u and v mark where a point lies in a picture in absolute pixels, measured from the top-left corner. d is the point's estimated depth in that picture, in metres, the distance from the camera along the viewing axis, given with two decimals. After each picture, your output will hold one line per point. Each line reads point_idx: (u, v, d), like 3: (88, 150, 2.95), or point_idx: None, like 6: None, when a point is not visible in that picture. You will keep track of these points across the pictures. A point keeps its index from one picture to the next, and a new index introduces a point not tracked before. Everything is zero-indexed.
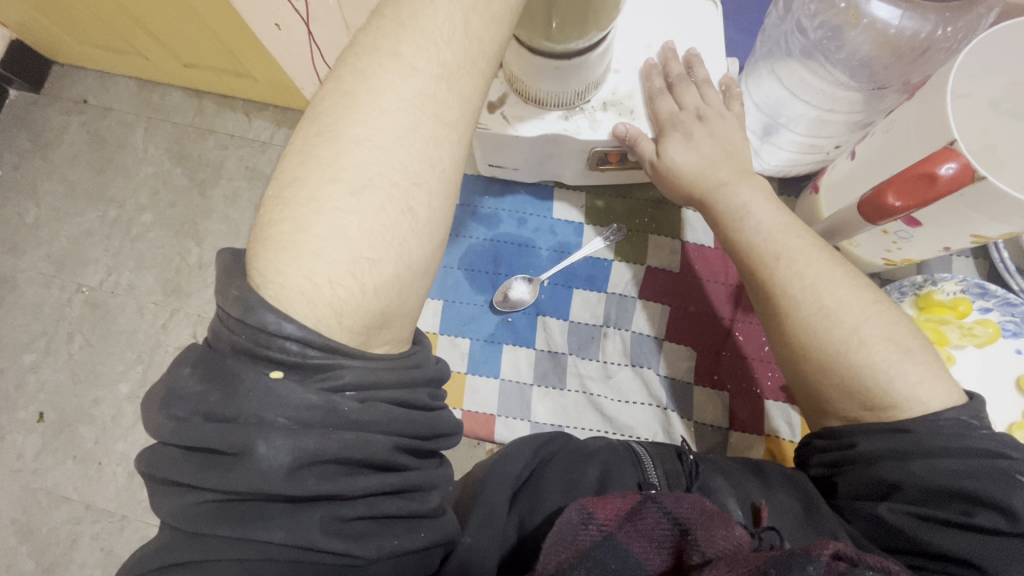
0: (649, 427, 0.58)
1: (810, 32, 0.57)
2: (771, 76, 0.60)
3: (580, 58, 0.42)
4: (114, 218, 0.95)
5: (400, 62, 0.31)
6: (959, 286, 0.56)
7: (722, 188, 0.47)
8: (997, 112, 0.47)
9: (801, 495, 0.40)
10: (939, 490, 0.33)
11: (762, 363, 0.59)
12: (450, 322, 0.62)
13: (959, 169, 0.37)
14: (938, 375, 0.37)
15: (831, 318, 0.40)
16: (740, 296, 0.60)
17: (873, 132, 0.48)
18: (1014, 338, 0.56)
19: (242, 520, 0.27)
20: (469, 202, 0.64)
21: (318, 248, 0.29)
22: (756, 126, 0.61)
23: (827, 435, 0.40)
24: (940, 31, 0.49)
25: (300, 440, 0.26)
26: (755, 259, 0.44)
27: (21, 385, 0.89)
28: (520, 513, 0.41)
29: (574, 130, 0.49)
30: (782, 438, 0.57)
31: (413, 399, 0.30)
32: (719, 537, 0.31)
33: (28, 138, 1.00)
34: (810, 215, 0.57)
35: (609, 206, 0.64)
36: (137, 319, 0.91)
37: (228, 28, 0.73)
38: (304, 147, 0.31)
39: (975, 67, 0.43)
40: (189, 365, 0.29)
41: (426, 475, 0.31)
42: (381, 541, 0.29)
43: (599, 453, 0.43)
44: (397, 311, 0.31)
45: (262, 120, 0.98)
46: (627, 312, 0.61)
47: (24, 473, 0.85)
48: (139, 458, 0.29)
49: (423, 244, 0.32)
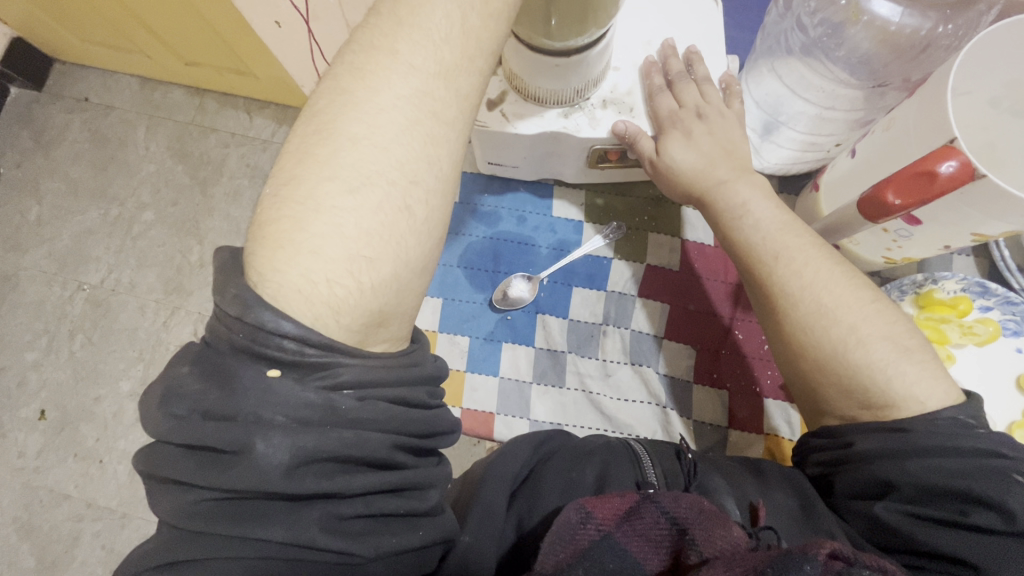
0: (648, 425, 0.58)
1: (809, 30, 0.56)
2: (771, 75, 0.60)
3: (579, 55, 0.42)
4: (115, 217, 0.95)
5: (397, 61, 0.31)
6: (960, 285, 0.55)
7: (721, 186, 0.47)
8: (997, 110, 0.47)
9: (799, 494, 0.40)
10: (936, 490, 0.33)
11: (762, 362, 0.59)
12: (449, 320, 0.62)
13: (959, 167, 0.37)
14: (936, 374, 0.37)
15: (829, 317, 0.39)
16: (740, 294, 0.60)
17: (873, 130, 0.47)
18: (1015, 337, 0.56)
19: (241, 518, 0.27)
20: (468, 200, 0.64)
21: (316, 246, 0.29)
22: (757, 124, 0.61)
23: (824, 434, 0.40)
24: (941, 29, 0.50)
25: (298, 438, 0.27)
26: (754, 257, 0.44)
27: (23, 383, 0.89)
28: (519, 511, 0.41)
29: (573, 128, 0.49)
30: (781, 437, 0.57)
31: (412, 397, 0.30)
32: (718, 536, 0.31)
33: (30, 136, 1.00)
34: (810, 213, 0.57)
35: (609, 204, 0.64)
36: (139, 317, 0.91)
37: (228, 26, 0.73)
38: (301, 146, 0.31)
39: (976, 65, 0.43)
40: (187, 364, 0.29)
41: (425, 474, 0.31)
42: (380, 539, 0.29)
43: (598, 452, 0.43)
44: (395, 310, 0.31)
45: (263, 118, 0.98)
46: (627, 311, 0.61)
47: (26, 471, 0.86)
48: (137, 457, 0.29)
49: (421, 243, 0.32)
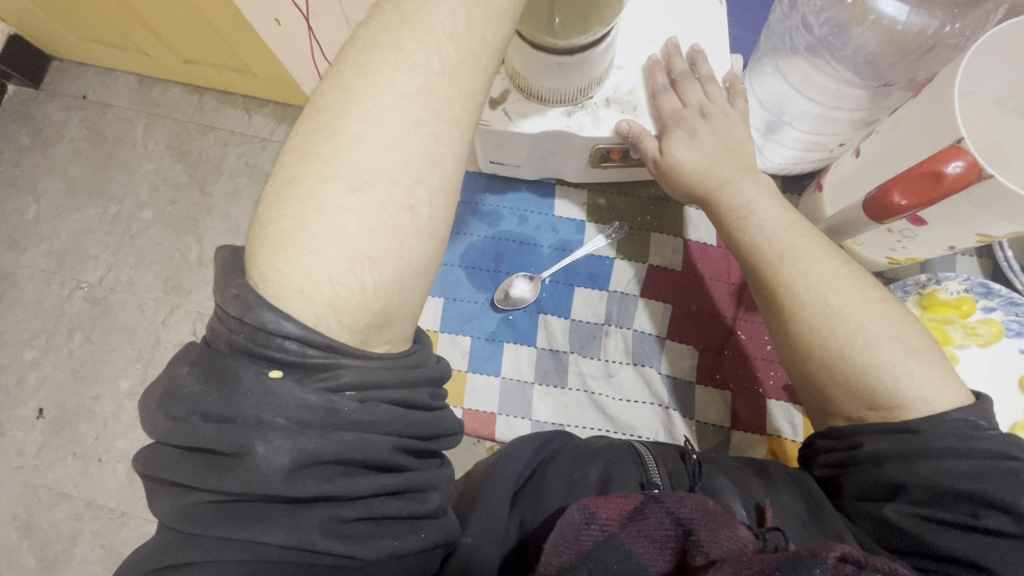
0: (651, 426, 0.58)
1: (814, 29, 0.56)
2: (774, 74, 0.59)
3: (582, 53, 0.41)
4: (114, 215, 0.95)
5: (401, 58, 0.31)
6: (963, 285, 0.55)
7: (725, 186, 0.47)
8: (1003, 110, 0.46)
9: (805, 496, 0.39)
10: (945, 491, 0.33)
11: (765, 363, 0.58)
12: (450, 320, 0.61)
13: (966, 167, 0.37)
14: (944, 375, 0.37)
15: (835, 317, 0.39)
16: (743, 294, 0.60)
17: (879, 130, 0.47)
18: (1018, 338, 0.55)
19: (241, 521, 0.26)
20: (469, 199, 0.64)
21: (318, 246, 0.28)
22: (760, 123, 0.60)
23: (832, 435, 0.40)
24: (947, 28, 0.51)
25: (299, 440, 0.26)
26: (760, 257, 0.44)
27: (21, 382, 0.89)
28: (521, 513, 0.40)
29: (576, 127, 0.49)
30: (784, 438, 0.56)
31: (414, 399, 0.30)
32: (723, 537, 0.30)
33: (28, 134, 1.00)
34: (813, 213, 0.57)
35: (611, 204, 0.63)
36: (138, 315, 0.91)
37: (228, 24, 0.72)
38: (303, 144, 0.31)
39: (983, 64, 0.43)
40: (187, 365, 0.29)
41: (426, 476, 0.31)
42: (382, 542, 0.29)
43: (601, 453, 0.43)
44: (397, 311, 0.31)
45: (262, 116, 0.97)
46: (629, 311, 0.60)
47: (25, 470, 0.85)
48: (136, 458, 0.29)
49: (424, 243, 0.31)
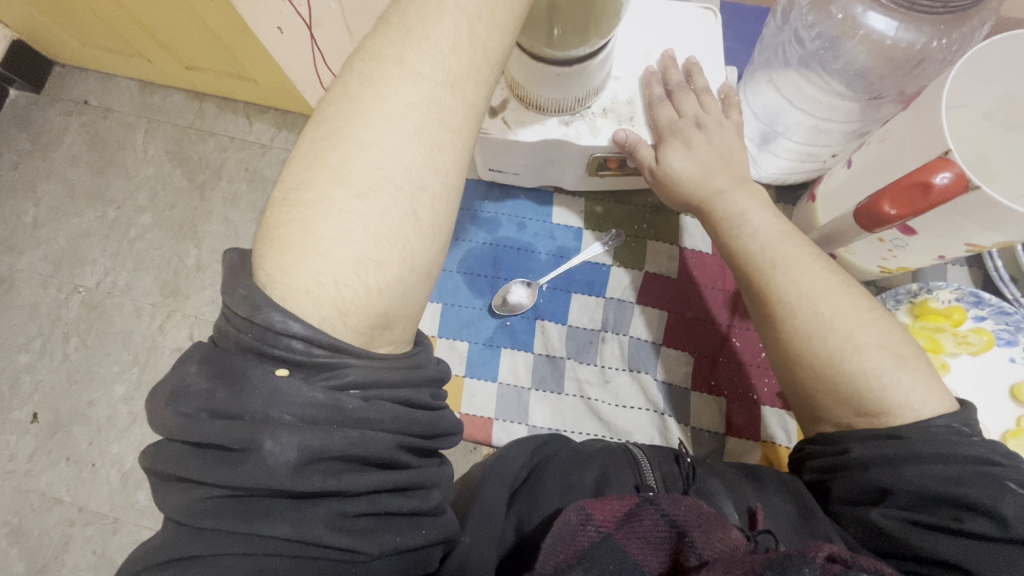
0: (646, 431, 0.58)
1: (807, 42, 0.58)
2: (768, 85, 0.61)
3: (581, 65, 0.42)
4: (113, 219, 0.95)
5: (405, 69, 0.32)
6: (954, 294, 0.56)
7: (720, 195, 0.48)
8: (992, 123, 0.47)
9: (796, 499, 0.40)
10: (930, 495, 0.34)
11: (759, 370, 0.59)
12: (449, 324, 0.62)
13: (953, 179, 0.38)
14: (930, 382, 0.38)
15: (826, 325, 0.40)
16: (737, 302, 0.61)
17: (870, 141, 0.48)
18: (1009, 347, 0.56)
19: (250, 516, 0.27)
20: (469, 206, 0.65)
21: (325, 249, 0.29)
22: (755, 134, 0.62)
23: (820, 441, 0.41)
24: (935, 44, 0.50)
25: (306, 437, 0.27)
26: (753, 265, 0.44)
27: (15, 386, 0.89)
28: (518, 515, 0.41)
29: (574, 136, 0.50)
30: (778, 444, 0.57)
31: (416, 398, 0.30)
32: (716, 539, 0.31)
33: (28, 138, 1.00)
34: (806, 222, 0.58)
35: (609, 212, 0.65)
36: (135, 320, 0.91)
37: (230, 31, 0.73)
38: (310, 150, 0.32)
39: (971, 78, 0.44)
40: (195, 364, 0.29)
41: (428, 473, 0.31)
42: (383, 537, 0.29)
43: (597, 455, 0.43)
44: (400, 313, 0.31)
45: (263, 122, 0.98)
46: (625, 317, 0.61)
47: (16, 475, 0.85)
48: (144, 455, 0.29)
49: (427, 247, 0.32)
